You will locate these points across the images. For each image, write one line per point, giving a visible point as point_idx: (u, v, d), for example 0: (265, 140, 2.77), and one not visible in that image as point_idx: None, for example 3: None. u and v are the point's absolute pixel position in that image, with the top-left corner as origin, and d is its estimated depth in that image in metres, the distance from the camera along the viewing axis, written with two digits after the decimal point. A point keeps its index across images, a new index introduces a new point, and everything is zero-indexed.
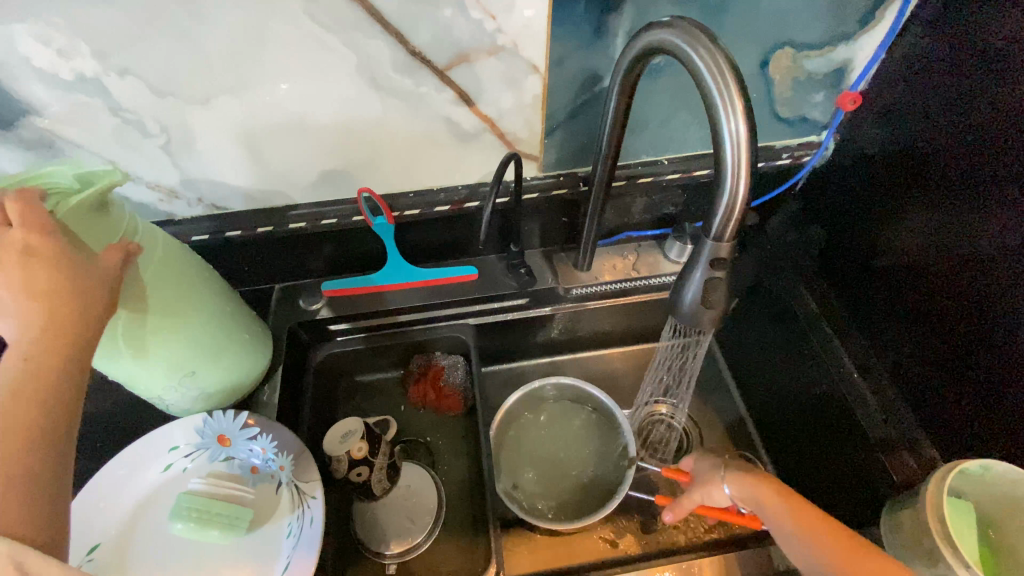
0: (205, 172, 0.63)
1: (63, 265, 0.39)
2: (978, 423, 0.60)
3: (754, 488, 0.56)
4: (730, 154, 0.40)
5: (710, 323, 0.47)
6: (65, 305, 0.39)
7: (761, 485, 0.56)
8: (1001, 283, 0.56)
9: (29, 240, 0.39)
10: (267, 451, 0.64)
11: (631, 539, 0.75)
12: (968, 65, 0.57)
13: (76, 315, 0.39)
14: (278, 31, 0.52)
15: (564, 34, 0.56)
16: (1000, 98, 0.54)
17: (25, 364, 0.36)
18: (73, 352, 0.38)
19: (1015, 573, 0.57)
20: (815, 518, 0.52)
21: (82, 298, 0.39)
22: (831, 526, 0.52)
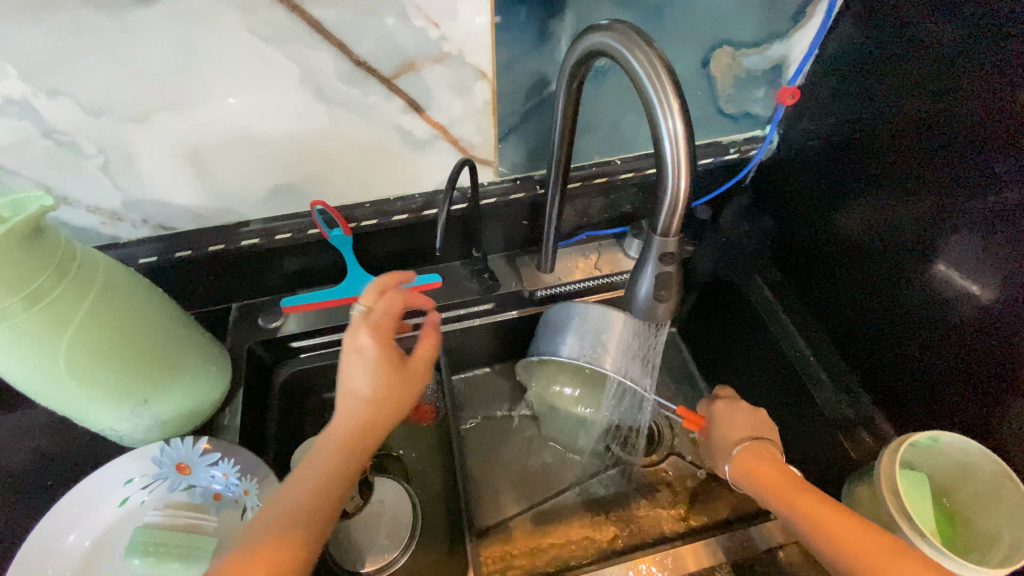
0: (149, 193, 0.61)
1: (398, 379, 0.51)
2: (928, 396, 0.63)
3: (753, 478, 0.58)
4: (669, 153, 0.42)
5: (665, 316, 0.48)
6: (375, 416, 0.49)
7: (764, 476, 0.57)
8: (941, 261, 0.59)
9: (371, 343, 0.51)
10: (230, 476, 0.62)
11: (611, 535, 0.76)
12: (895, 58, 0.60)
13: (375, 423, 0.50)
14: (217, 46, 0.51)
15: (509, 40, 0.56)
16: (926, 87, 0.57)
17: (322, 464, 0.47)
18: (353, 460, 0.48)
19: (967, 537, 0.60)
20: (838, 519, 0.50)
21: (392, 407, 0.50)
22: (858, 529, 0.49)
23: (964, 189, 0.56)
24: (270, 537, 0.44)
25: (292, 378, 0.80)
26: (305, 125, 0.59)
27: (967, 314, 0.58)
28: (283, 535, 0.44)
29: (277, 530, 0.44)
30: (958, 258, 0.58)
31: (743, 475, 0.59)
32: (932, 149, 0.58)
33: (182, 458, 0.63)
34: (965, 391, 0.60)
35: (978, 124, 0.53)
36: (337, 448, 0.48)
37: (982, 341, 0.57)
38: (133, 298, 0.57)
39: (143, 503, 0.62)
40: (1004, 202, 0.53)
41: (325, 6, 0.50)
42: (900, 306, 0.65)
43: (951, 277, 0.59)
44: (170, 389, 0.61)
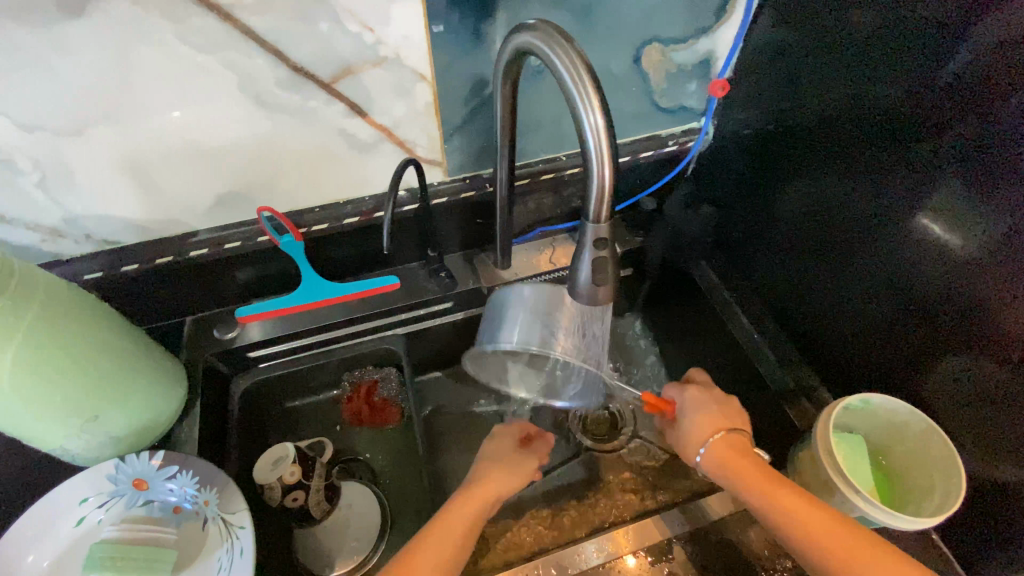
0: (90, 207, 0.61)
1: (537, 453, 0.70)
2: (860, 363, 0.68)
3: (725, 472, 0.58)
4: (592, 144, 0.44)
5: (604, 299, 0.51)
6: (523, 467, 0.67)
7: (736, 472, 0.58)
8: (864, 239, 0.63)
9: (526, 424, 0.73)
10: (188, 488, 0.61)
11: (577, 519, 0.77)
12: (809, 49, 0.64)
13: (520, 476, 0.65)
14: (149, 57, 0.51)
15: (444, 42, 0.58)
16: (836, 74, 0.61)
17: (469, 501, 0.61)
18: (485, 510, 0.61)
19: (903, 491, 0.64)
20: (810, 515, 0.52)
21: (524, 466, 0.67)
22: (832, 524, 0.51)
23: (876, 169, 0.59)
24: (427, 540, 0.56)
25: (252, 388, 0.79)
26: (246, 133, 0.59)
27: (891, 288, 0.61)
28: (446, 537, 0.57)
29: (432, 535, 0.57)
30: (878, 235, 0.61)
31: (716, 468, 0.59)
32: (846, 134, 0.62)
33: (138, 474, 0.62)
34: (894, 359, 0.63)
35: (882, 106, 0.57)
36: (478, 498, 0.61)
37: (907, 313, 0.60)
38: (77, 314, 0.56)
39: (100, 520, 0.61)
40: (913, 181, 0.56)
41: (256, 14, 0.50)
42: (833, 283, 0.68)
43: (875, 255, 0.62)
44: (122, 403, 0.61)
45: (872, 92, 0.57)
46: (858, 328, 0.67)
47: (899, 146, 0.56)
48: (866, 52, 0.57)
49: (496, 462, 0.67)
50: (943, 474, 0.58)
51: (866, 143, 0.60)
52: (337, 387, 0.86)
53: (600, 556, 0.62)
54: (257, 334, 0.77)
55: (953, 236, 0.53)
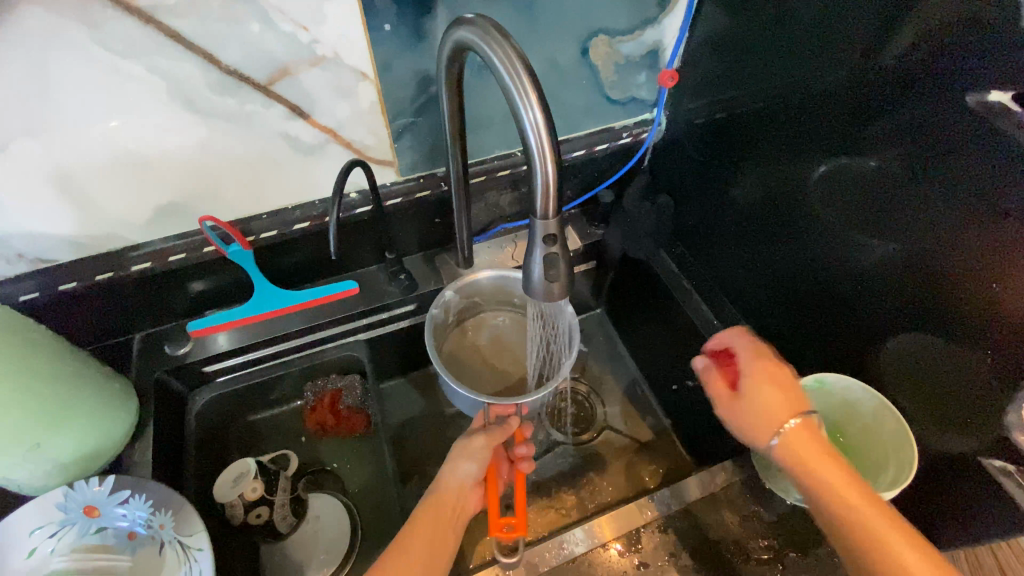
0: (19, 225, 0.57)
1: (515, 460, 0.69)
2: (814, 343, 0.70)
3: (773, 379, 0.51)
4: (533, 140, 0.43)
5: (557, 295, 0.50)
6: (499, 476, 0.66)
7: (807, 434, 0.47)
8: (817, 222, 0.63)
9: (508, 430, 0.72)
10: (141, 512, 0.59)
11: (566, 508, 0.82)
12: (751, 38, 0.65)
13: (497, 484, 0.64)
14: (68, 64, 0.48)
15: (383, 39, 0.57)
16: (779, 61, 0.62)
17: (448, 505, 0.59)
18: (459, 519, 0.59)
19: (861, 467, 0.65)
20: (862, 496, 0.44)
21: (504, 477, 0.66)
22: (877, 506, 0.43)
23: (821, 151, 0.60)
24: (407, 540, 0.53)
25: (211, 404, 0.77)
26: (181, 140, 0.57)
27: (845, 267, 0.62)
28: (424, 539, 0.54)
29: (410, 534, 0.54)
30: (831, 215, 0.61)
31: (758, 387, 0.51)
32: (792, 117, 0.63)
33: (88, 502, 0.59)
34: (844, 337, 0.65)
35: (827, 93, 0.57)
36: (455, 503, 0.59)
37: (858, 292, 0.61)
38: (11, 339, 0.54)
39: (52, 551, 0.58)
40: (858, 162, 0.56)
41: (178, 16, 0.48)
42: (788, 265, 0.70)
43: (829, 235, 0.62)
44: (65, 429, 0.58)
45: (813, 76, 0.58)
46: (819, 309, 0.68)
47: (843, 129, 0.57)
48: (806, 37, 0.58)
49: (485, 437, 0.65)
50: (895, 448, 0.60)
51: (811, 128, 0.61)
52: (301, 397, 0.84)
53: (582, 544, 0.61)
54: (209, 348, 0.75)
55: (900, 215, 0.54)
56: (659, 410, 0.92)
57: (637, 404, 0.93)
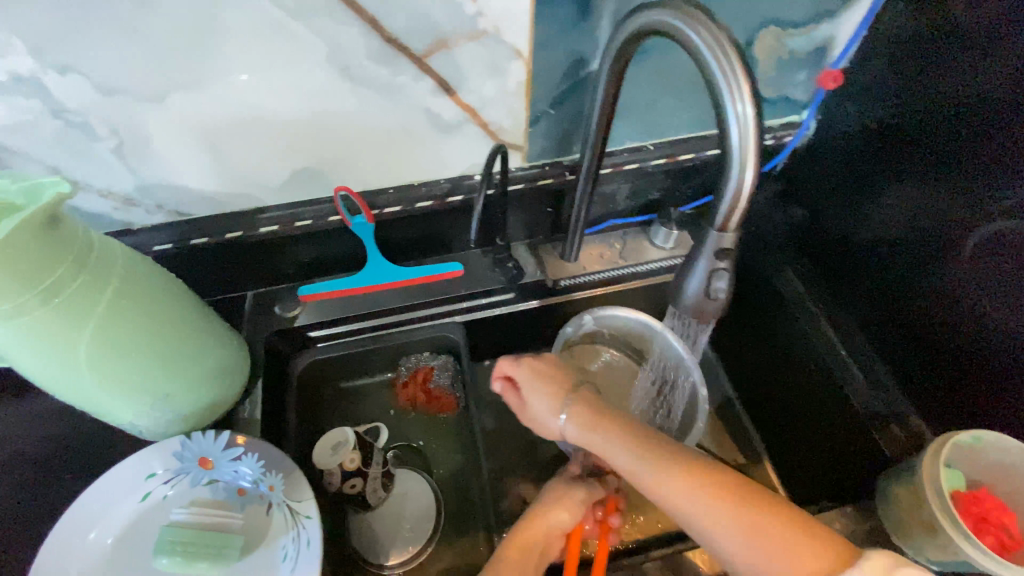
0: (165, 177, 0.58)
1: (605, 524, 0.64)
2: (960, 390, 0.62)
3: (539, 381, 0.62)
4: (738, 139, 0.39)
5: (712, 313, 0.46)
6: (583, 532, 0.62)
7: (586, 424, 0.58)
8: (994, 261, 0.57)
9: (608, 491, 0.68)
10: (256, 472, 0.60)
11: None
12: (947, 45, 0.58)
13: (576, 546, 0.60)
14: (238, 19, 0.47)
15: (547, 16, 0.53)
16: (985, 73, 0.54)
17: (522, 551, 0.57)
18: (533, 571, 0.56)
19: None
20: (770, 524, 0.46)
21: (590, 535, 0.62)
22: (780, 517, 0.47)
23: (999, 178, 0.55)
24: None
25: (307, 372, 0.77)
26: (329, 107, 0.55)
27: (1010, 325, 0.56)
28: None
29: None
30: (996, 259, 0.56)
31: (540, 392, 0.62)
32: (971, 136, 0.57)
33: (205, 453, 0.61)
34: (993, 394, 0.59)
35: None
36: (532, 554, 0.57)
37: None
38: (155, 293, 0.55)
39: (165, 497, 0.61)
40: None
41: None
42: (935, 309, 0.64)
43: (997, 282, 0.57)
44: (191, 382, 0.59)
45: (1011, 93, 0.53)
46: (979, 356, 0.60)
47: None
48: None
49: (583, 491, 0.63)
50: None
51: (991, 147, 0.55)
52: (392, 370, 0.84)
53: None
54: (318, 314, 0.75)
55: None
56: (753, 432, 0.87)
57: (728, 424, 0.88)
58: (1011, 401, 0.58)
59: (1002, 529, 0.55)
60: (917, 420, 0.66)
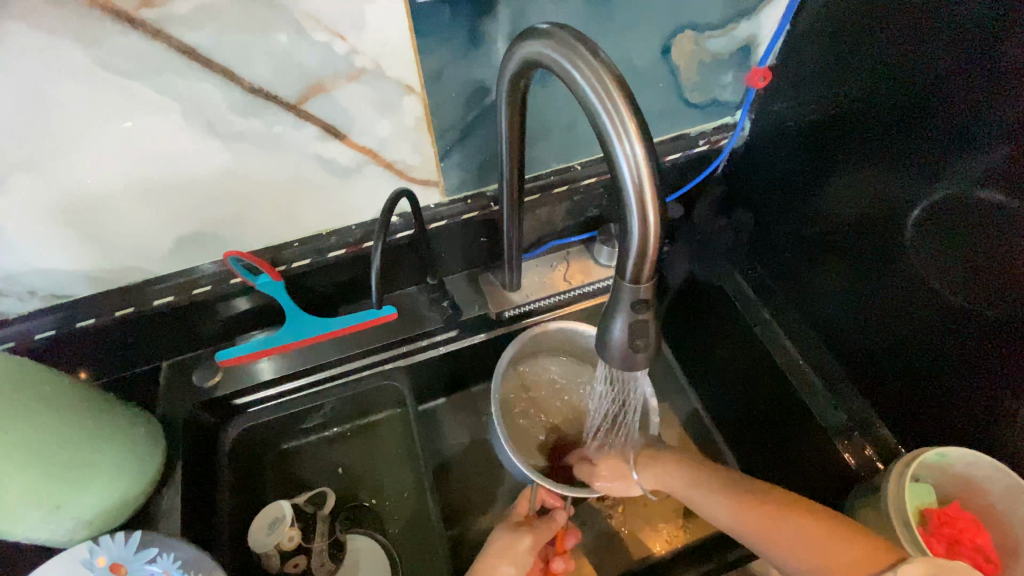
0: (27, 263, 0.52)
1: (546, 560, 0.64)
2: (942, 402, 0.57)
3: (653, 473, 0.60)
4: (631, 184, 0.35)
5: (642, 365, 0.41)
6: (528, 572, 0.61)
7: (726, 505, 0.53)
8: (932, 251, 0.53)
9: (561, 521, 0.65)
10: (172, 573, 0.53)
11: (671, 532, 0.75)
12: (863, 37, 0.55)
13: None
14: (65, 86, 0.42)
15: (432, 46, 0.49)
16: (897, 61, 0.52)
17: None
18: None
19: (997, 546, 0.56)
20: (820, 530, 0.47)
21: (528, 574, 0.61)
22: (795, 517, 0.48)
23: (938, 171, 0.51)
24: None
25: (242, 438, 0.71)
26: (202, 166, 0.51)
27: (962, 327, 0.53)
28: None
29: None
30: (939, 254, 0.53)
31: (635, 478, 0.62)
32: (908, 116, 0.52)
33: (115, 556, 0.53)
34: (942, 397, 0.57)
35: (954, 89, 0.48)
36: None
37: (965, 355, 0.53)
38: (25, 396, 0.48)
39: None
40: (988, 201, 0.48)
41: (196, 28, 0.42)
42: (874, 312, 0.62)
43: (943, 282, 0.53)
44: (86, 485, 0.53)
45: (944, 73, 0.48)
46: (925, 354, 0.57)
47: (978, 144, 0.48)
48: (938, 37, 0.48)
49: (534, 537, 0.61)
50: None
51: (927, 130, 0.51)
52: (338, 424, 0.78)
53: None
54: (243, 379, 0.68)
55: None
56: (723, 444, 0.83)
57: (698, 437, 0.84)
58: (973, 412, 0.54)
59: (977, 551, 0.54)
60: (883, 429, 0.63)
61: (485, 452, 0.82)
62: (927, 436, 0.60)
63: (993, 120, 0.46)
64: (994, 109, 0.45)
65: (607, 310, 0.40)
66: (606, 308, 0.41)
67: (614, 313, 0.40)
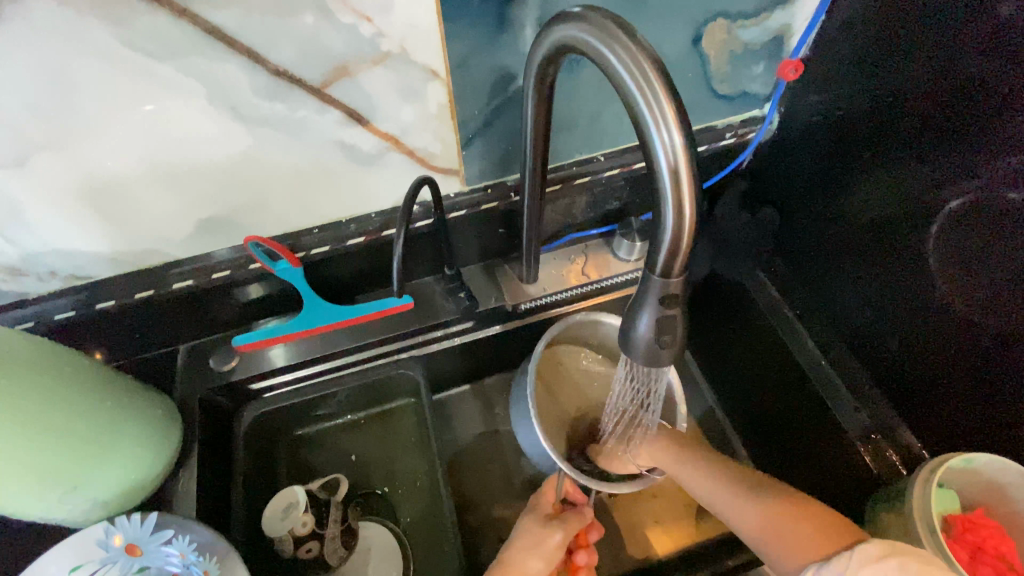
0: (48, 243, 0.52)
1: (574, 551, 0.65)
2: (973, 409, 0.55)
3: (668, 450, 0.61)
4: (667, 174, 0.34)
5: (669, 361, 0.40)
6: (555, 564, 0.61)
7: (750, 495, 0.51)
8: (968, 253, 0.52)
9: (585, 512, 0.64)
10: (187, 555, 0.53)
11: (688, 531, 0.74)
12: (900, 28, 0.53)
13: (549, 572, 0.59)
14: (89, 66, 0.41)
15: (459, 31, 0.47)
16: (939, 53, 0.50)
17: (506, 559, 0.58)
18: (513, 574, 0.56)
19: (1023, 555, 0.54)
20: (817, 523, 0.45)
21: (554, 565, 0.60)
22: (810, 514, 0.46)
23: (979, 169, 0.49)
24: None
25: (257, 423, 0.71)
26: (223, 149, 0.50)
27: (994, 333, 0.51)
28: None
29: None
30: (975, 256, 0.51)
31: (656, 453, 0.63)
32: (948, 113, 0.50)
33: (131, 538, 0.53)
34: (970, 402, 0.55)
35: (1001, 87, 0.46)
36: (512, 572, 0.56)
37: (996, 362, 0.52)
38: (43, 377, 0.48)
39: None
40: None
41: (221, 8, 0.41)
42: (901, 315, 0.60)
43: (977, 285, 0.51)
44: (105, 466, 0.53)
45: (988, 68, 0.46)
46: (957, 358, 0.55)
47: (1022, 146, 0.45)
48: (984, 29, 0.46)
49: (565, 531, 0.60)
50: None
51: (967, 127, 0.49)
52: (352, 412, 0.78)
53: None
54: (259, 365, 0.68)
55: None
56: (738, 443, 0.82)
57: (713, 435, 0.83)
58: (1002, 419, 0.53)
59: (1001, 559, 0.53)
60: (906, 433, 0.62)
61: (497, 444, 0.82)
62: (955, 444, 0.58)
63: None
64: None
65: (637, 303, 0.39)
66: (635, 301, 0.39)
67: (643, 306, 0.39)
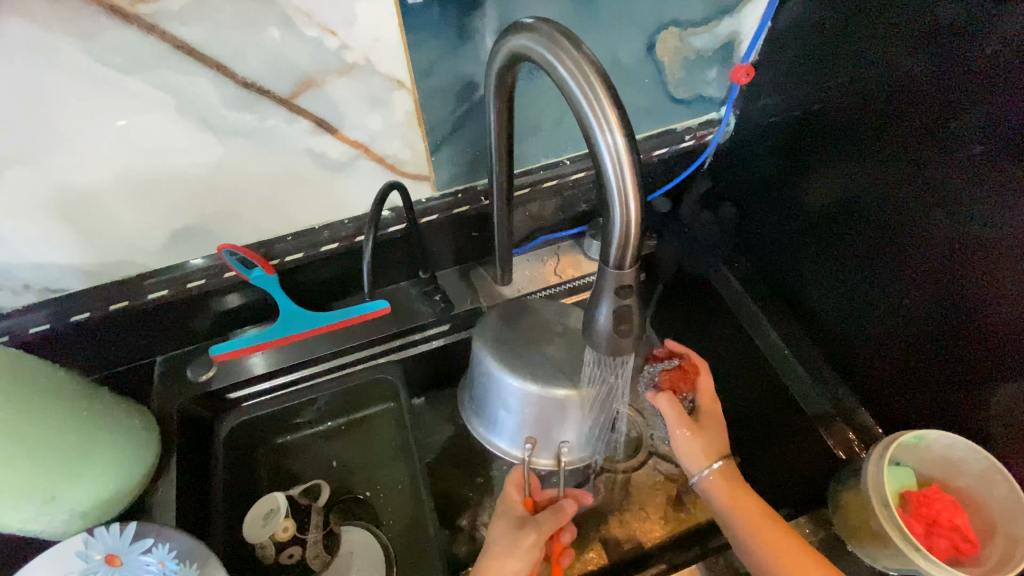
0: (21, 256, 0.53)
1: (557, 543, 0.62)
2: (924, 388, 0.58)
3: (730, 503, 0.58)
4: (613, 173, 0.37)
5: (627, 349, 0.42)
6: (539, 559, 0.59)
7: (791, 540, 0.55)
8: (914, 240, 0.55)
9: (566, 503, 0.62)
10: (167, 563, 0.53)
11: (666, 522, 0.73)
12: (840, 33, 0.57)
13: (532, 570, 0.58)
14: (61, 81, 0.42)
15: (421, 42, 0.50)
16: (875, 54, 0.54)
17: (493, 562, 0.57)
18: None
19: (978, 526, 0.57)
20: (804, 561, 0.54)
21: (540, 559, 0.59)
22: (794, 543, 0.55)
23: (915, 162, 0.53)
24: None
25: (236, 432, 0.71)
26: (195, 161, 0.52)
27: (937, 314, 0.55)
28: None
29: None
30: (920, 242, 0.54)
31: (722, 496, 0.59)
32: (886, 111, 0.54)
33: (110, 549, 0.53)
34: (920, 382, 0.58)
35: (930, 85, 0.50)
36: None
37: (941, 341, 0.55)
38: (19, 386, 0.49)
39: None
40: (965, 191, 0.49)
41: (189, 24, 0.43)
42: (856, 303, 0.63)
43: (923, 269, 0.55)
44: (82, 476, 0.53)
45: (917, 67, 0.50)
46: (908, 339, 0.58)
47: (957, 138, 0.49)
48: (912, 32, 0.50)
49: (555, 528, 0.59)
50: (1006, 518, 0.53)
51: (903, 123, 0.53)
52: (332, 418, 0.79)
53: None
54: (237, 373, 0.69)
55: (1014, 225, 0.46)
56: None
57: None
58: (949, 396, 0.56)
59: (957, 532, 0.55)
60: (865, 416, 0.65)
61: (478, 444, 0.83)
62: (910, 423, 0.61)
63: (967, 113, 0.47)
64: (968, 101, 0.47)
65: (595, 298, 0.41)
66: (593, 297, 0.42)
67: (600, 296, 0.41)
